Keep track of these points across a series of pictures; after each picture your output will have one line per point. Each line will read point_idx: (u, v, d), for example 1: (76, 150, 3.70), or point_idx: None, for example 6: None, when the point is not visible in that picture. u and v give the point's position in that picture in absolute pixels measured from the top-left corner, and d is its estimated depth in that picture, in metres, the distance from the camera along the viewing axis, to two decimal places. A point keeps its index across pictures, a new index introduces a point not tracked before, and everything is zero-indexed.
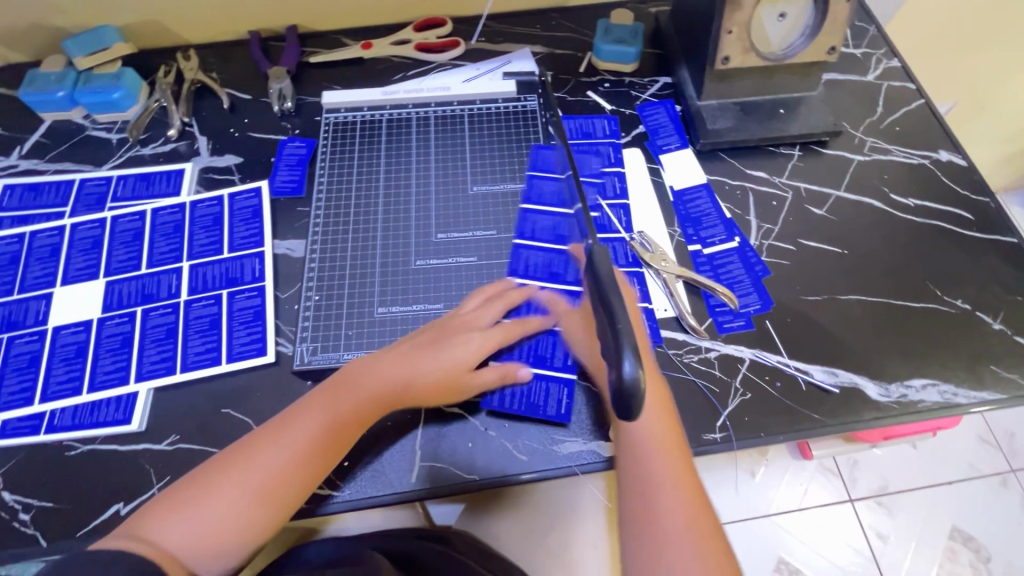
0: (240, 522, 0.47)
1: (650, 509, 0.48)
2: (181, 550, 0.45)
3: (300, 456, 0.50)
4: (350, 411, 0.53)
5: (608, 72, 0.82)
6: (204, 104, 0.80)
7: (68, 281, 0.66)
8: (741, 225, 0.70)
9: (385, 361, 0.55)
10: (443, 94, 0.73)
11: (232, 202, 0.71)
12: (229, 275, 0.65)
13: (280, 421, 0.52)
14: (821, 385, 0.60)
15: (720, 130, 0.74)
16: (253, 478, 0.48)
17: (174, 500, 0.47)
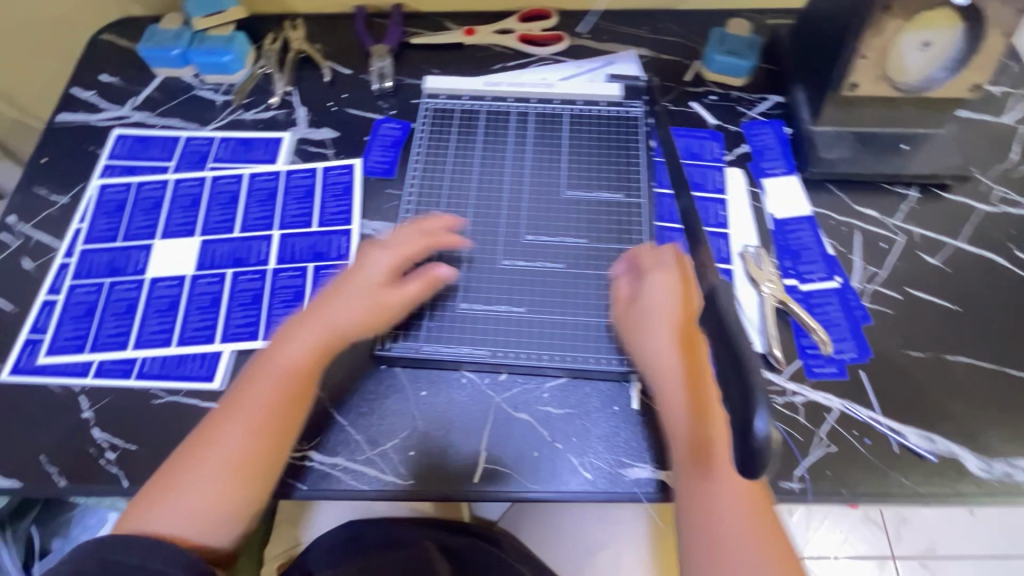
0: (221, 498, 0.50)
1: (706, 510, 0.48)
2: (173, 533, 0.49)
3: (250, 430, 0.52)
4: (275, 377, 0.54)
5: (715, 84, 0.78)
6: (306, 74, 0.81)
7: (167, 234, 0.68)
8: (844, 264, 0.66)
9: (297, 329, 0.56)
10: (545, 92, 0.71)
11: (326, 176, 0.72)
12: (316, 249, 0.66)
13: (232, 400, 0.53)
14: (915, 449, 0.56)
15: (833, 160, 0.70)
16: (226, 458, 0.51)
17: (155, 486, 0.51)
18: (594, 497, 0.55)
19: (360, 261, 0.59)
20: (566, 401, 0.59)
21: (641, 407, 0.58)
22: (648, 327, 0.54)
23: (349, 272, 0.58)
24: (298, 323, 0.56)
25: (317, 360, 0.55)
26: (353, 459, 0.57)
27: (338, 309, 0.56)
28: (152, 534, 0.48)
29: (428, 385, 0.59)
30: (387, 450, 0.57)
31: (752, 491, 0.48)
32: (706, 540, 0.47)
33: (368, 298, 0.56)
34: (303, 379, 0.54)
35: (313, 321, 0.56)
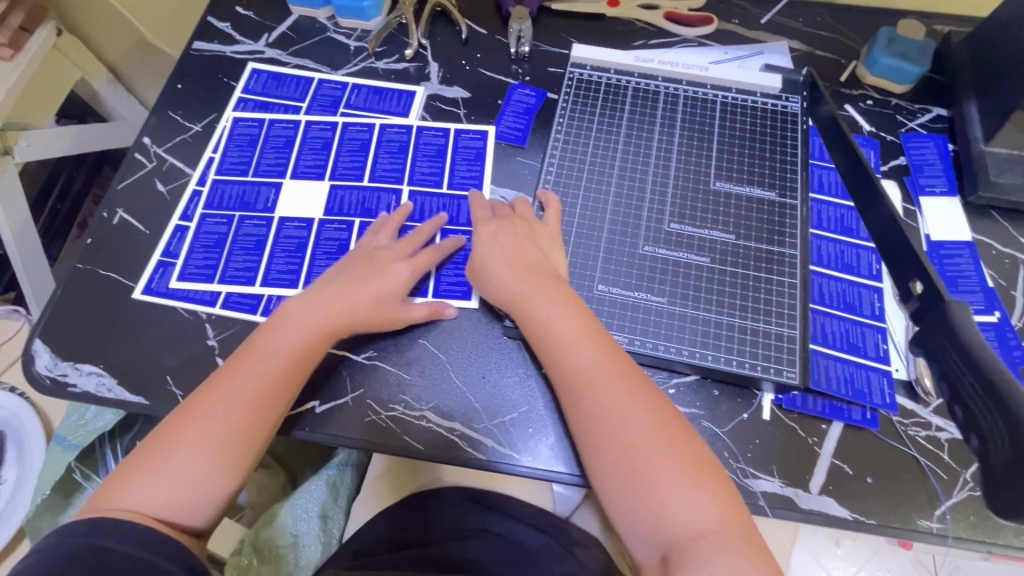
0: (209, 471, 0.48)
1: (636, 483, 0.46)
2: (150, 509, 0.45)
3: (242, 404, 0.50)
4: (276, 353, 0.52)
5: (872, 88, 0.73)
6: (440, 29, 0.79)
7: (297, 175, 0.68)
8: (1004, 299, 0.61)
9: (303, 308, 0.55)
10: (698, 75, 0.68)
11: (458, 138, 0.70)
12: (445, 211, 0.65)
13: (222, 374, 0.51)
14: None
15: (1006, 184, 0.64)
16: (203, 424, 0.49)
17: (133, 462, 0.47)
18: None
19: (381, 261, 0.58)
20: (699, 400, 0.55)
21: (774, 418, 0.55)
22: (497, 265, 0.56)
23: (375, 266, 0.58)
24: (302, 300, 0.55)
25: (322, 343, 0.54)
26: (472, 426, 0.56)
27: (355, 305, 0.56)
28: (130, 512, 0.45)
29: None
30: (506, 424, 0.56)
31: (692, 466, 0.46)
32: (639, 514, 0.45)
33: (386, 305, 0.57)
34: (300, 362, 0.53)
35: (323, 305, 0.55)
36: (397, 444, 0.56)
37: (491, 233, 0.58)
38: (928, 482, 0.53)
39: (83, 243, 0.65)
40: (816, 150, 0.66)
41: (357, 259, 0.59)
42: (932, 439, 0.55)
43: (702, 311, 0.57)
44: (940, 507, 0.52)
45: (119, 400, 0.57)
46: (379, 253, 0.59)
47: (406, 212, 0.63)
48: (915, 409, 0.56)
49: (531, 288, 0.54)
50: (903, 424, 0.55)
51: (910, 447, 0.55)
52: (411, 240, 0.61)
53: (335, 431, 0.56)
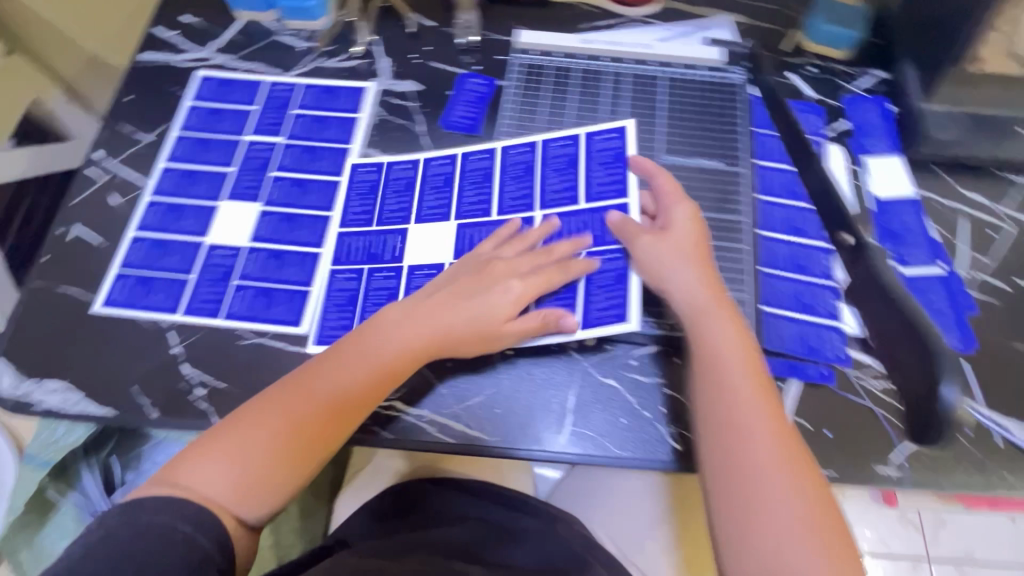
0: (274, 466, 0.49)
1: (742, 502, 0.44)
2: (208, 493, 0.47)
3: (324, 404, 0.51)
4: (368, 363, 0.53)
5: (816, 55, 0.75)
6: (388, 25, 0.79)
7: (253, 178, 0.68)
8: (949, 250, 0.63)
9: (413, 315, 0.55)
10: (643, 53, 0.69)
11: (545, 149, 0.65)
12: (535, 231, 0.60)
13: (312, 371, 0.53)
14: (1020, 444, 0.54)
15: (943, 141, 0.66)
16: (284, 415, 0.50)
17: (211, 437, 0.49)
18: (683, 466, 0.54)
19: (488, 276, 0.56)
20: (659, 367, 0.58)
21: None
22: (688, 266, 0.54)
23: (483, 280, 0.56)
24: (409, 307, 0.56)
25: (420, 358, 0.55)
26: (438, 411, 0.57)
27: (465, 321, 0.54)
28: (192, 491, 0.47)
29: (513, 343, 0.59)
30: (472, 406, 0.57)
31: (820, 529, 0.42)
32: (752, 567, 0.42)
33: (495, 325, 0.55)
34: (387, 378, 0.53)
35: (429, 318, 0.55)
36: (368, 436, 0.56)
37: (648, 246, 0.55)
38: (884, 430, 0.55)
39: (39, 260, 0.64)
40: (758, 117, 0.67)
41: (467, 270, 0.57)
42: (888, 389, 0.56)
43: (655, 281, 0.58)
44: (896, 454, 0.54)
45: (85, 413, 0.57)
46: (500, 263, 0.57)
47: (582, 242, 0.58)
48: (871, 361, 0.57)
49: (701, 318, 0.52)
50: (859, 377, 0.57)
51: (867, 398, 0.56)
52: (558, 265, 0.57)
53: None
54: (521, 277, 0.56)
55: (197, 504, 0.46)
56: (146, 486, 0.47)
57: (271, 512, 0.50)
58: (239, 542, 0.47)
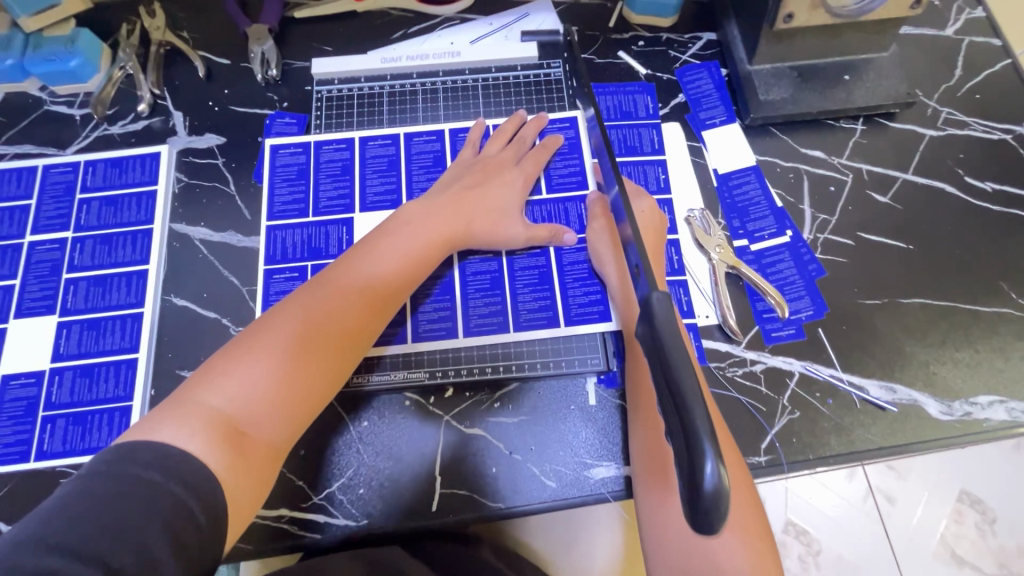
0: (296, 379, 0.44)
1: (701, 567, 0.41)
2: (230, 410, 0.41)
3: (344, 302, 0.48)
4: (406, 252, 0.53)
5: (642, 27, 0.70)
6: (176, 70, 0.69)
7: (43, 285, 0.59)
8: (794, 215, 0.62)
9: (431, 211, 0.56)
10: (453, 62, 0.66)
11: (364, 148, 0.64)
12: (311, 244, 0.60)
13: (349, 263, 0.51)
14: (877, 402, 0.55)
15: (774, 101, 0.64)
16: (316, 309, 0.47)
17: (231, 348, 0.44)
18: (560, 503, 0.53)
19: (494, 178, 0.59)
20: (523, 405, 0.55)
21: (599, 401, 0.55)
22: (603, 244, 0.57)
23: (490, 174, 0.59)
24: (430, 203, 0.56)
25: (444, 249, 0.55)
26: (301, 507, 0.53)
27: (482, 210, 0.57)
28: (215, 406, 0.41)
29: (370, 414, 0.55)
30: (335, 492, 0.53)
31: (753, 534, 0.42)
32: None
33: (505, 215, 0.58)
34: (415, 274, 0.53)
35: (448, 211, 0.56)
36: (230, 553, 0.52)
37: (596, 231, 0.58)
38: (751, 418, 0.55)
39: None
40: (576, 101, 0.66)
41: (467, 170, 0.59)
42: (749, 375, 0.56)
43: (491, 281, 0.59)
44: (765, 439, 0.54)
45: None
46: (493, 159, 0.60)
47: (544, 123, 0.63)
48: (730, 349, 0.57)
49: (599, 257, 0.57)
50: (722, 368, 0.56)
51: (731, 389, 0.56)
52: (534, 159, 0.61)
53: None
54: (518, 165, 0.61)
55: (212, 430, 0.40)
56: (150, 417, 0.40)
57: (281, 440, 0.44)
58: (234, 487, 0.39)
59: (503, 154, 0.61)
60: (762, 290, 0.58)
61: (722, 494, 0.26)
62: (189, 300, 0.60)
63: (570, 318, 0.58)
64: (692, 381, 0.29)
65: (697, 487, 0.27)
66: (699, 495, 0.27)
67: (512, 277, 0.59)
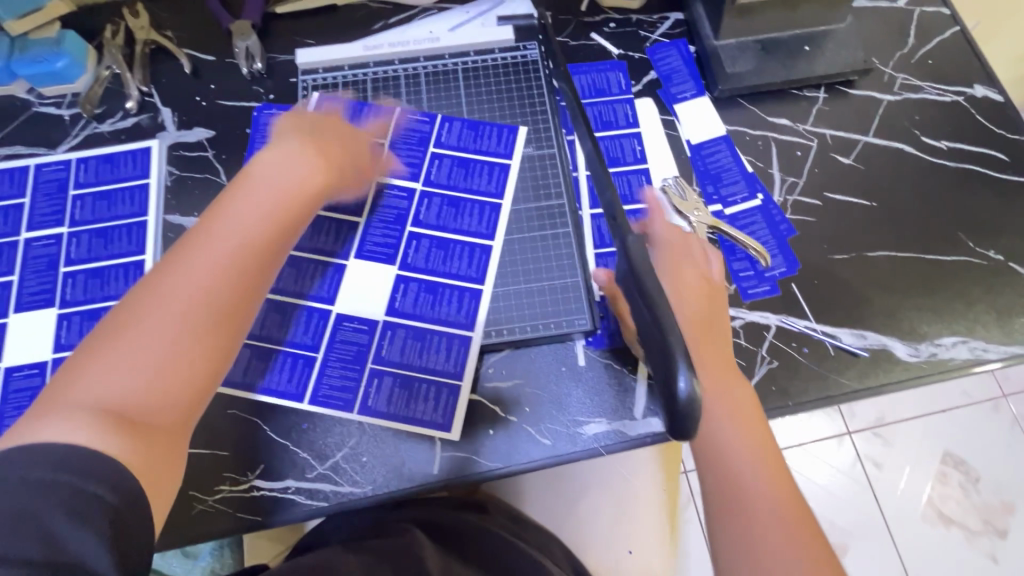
0: (184, 357, 0.40)
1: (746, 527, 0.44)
2: (110, 401, 0.37)
3: (224, 267, 0.43)
4: (266, 213, 0.48)
5: (613, 9, 0.73)
6: (162, 68, 0.71)
7: (21, 307, 0.60)
8: (764, 179, 0.65)
9: (279, 173, 0.51)
10: (433, 47, 0.69)
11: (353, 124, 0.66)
12: None
13: (200, 231, 0.45)
14: (849, 348, 0.58)
15: (740, 73, 0.67)
16: (188, 290, 0.41)
17: (92, 345, 0.39)
18: (554, 460, 0.55)
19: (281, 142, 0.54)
20: (516, 372, 0.58)
21: (588, 362, 0.58)
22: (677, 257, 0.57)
23: (318, 146, 0.56)
24: (287, 160, 0.52)
25: (304, 206, 0.51)
26: (303, 478, 0.55)
27: (309, 173, 0.53)
28: (83, 405, 0.36)
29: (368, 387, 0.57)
30: (340, 462, 0.55)
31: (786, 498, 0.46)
32: (739, 536, 0.44)
33: (338, 183, 0.55)
34: (284, 235, 0.48)
35: (298, 171, 0.52)
36: (254, 517, 0.54)
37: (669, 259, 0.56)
38: None
39: None
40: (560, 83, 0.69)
41: (299, 138, 0.55)
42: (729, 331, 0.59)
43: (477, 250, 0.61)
44: None
45: None
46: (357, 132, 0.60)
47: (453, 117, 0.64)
48: None
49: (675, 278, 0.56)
50: None
51: None
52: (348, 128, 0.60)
53: (182, 534, 0.54)
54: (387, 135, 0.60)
55: (101, 422, 0.35)
56: (21, 431, 0.34)
57: (182, 422, 0.40)
58: (146, 467, 0.36)
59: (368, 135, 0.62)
60: (743, 244, 0.60)
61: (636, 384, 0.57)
62: None
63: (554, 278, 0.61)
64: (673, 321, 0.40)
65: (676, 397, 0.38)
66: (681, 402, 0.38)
67: (460, 288, 0.60)
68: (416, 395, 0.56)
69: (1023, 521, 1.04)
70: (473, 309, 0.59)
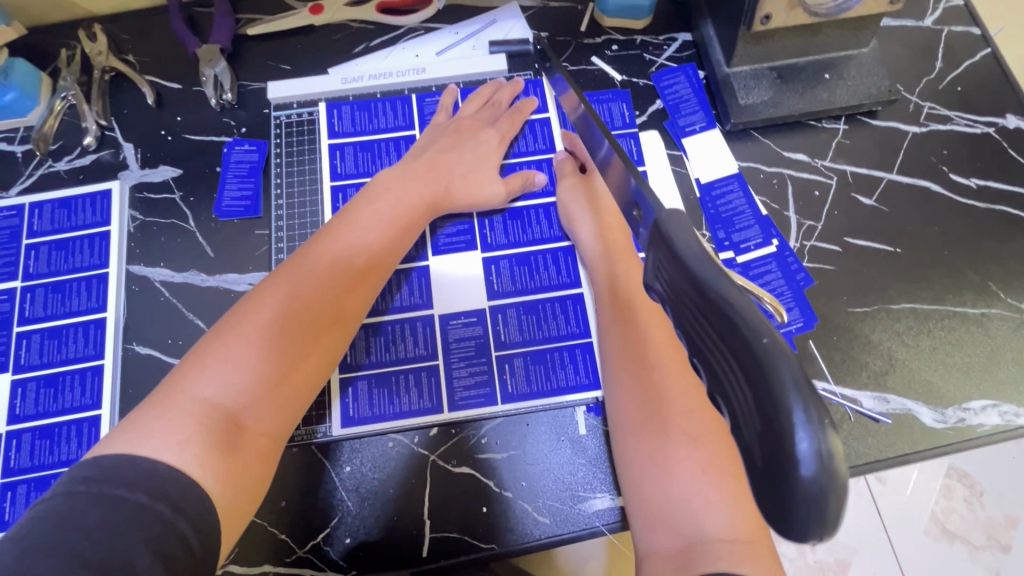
0: (295, 363, 0.43)
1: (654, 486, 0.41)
2: (221, 400, 0.39)
3: (337, 274, 0.47)
4: (387, 219, 0.51)
5: (615, 30, 0.67)
6: (124, 98, 0.65)
7: None
8: (779, 223, 0.60)
9: (411, 174, 0.55)
10: (418, 79, 0.64)
11: (334, 162, 0.62)
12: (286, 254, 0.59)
13: (328, 230, 0.49)
14: (871, 414, 0.54)
15: (754, 104, 0.62)
16: (306, 289, 0.45)
17: (221, 330, 0.42)
18: (552, 538, 0.51)
19: (461, 140, 0.59)
20: (512, 442, 0.53)
21: (589, 431, 0.54)
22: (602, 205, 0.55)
23: (464, 135, 0.59)
24: (407, 166, 0.55)
25: (424, 213, 0.54)
26: (283, 562, 0.50)
27: (461, 170, 0.57)
28: (199, 400, 0.39)
29: (350, 459, 0.53)
30: (321, 544, 0.51)
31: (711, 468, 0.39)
32: (649, 497, 0.40)
33: (480, 176, 0.58)
34: (391, 252, 0.51)
35: (426, 173, 0.55)
36: None
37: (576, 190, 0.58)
38: None
39: None
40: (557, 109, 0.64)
41: (442, 132, 0.59)
42: None
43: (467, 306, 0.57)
44: None
45: None
46: (466, 121, 0.60)
47: (519, 87, 0.64)
48: None
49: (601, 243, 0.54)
50: None
51: None
52: (510, 117, 0.61)
53: None
54: (493, 126, 0.61)
55: (207, 427, 0.38)
56: (138, 421, 0.37)
57: (280, 429, 0.43)
58: (227, 490, 0.37)
59: (443, 118, 0.62)
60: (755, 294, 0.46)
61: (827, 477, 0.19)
62: (154, 348, 0.57)
63: (553, 320, 0.56)
64: (772, 341, 0.20)
65: (784, 474, 0.19)
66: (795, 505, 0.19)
67: (550, 252, 0.59)
68: (552, 367, 0.55)
69: None
70: (572, 266, 0.58)
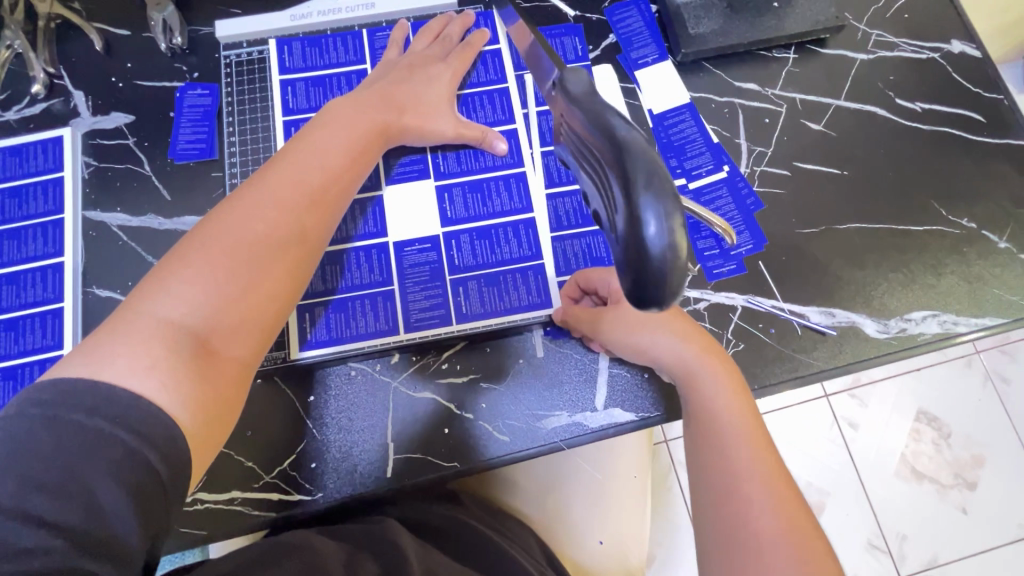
0: (261, 286, 0.43)
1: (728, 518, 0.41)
2: (185, 321, 0.39)
3: (298, 199, 0.46)
4: (344, 146, 0.51)
5: None
6: (71, 45, 0.64)
7: None
8: (730, 150, 0.61)
9: (366, 103, 0.54)
10: (368, 14, 0.64)
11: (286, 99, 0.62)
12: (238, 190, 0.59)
13: (285, 156, 0.48)
14: (817, 327, 0.56)
15: (704, 34, 0.62)
16: (268, 213, 0.44)
17: (180, 253, 0.41)
18: (514, 455, 0.53)
19: (414, 73, 0.58)
20: (471, 365, 0.55)
21: (546, 352, 0.55)
22: None
23: (416, 68, 0.58)
24: (360, 96, 0.54)
25: (380, 141, 0.54)
26: (252, 487, 0.52)
27: (414, 101, 0.57)
28: (162, 321, 0.38)
29: (314, 388, 0.54)
30: (288, 469, 0.52)
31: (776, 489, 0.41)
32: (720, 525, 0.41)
33: (433, 109, 0.58)
34: (349, 179, 0.51)
35: (380, 102, 0.54)
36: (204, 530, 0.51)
37: None
38: None
39: None
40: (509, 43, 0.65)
41: (393, 66, 0.59)
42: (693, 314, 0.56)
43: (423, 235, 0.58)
44: None
45: None
46: (418, 56, 0.59)
47: (469, 21, 0.64)
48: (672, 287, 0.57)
49: None
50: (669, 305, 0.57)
51: None
52: (462, 51, 0.61)
53: None
54: (444, 60, 0.61)
55: (173, 347, 0.37)
56: (95, 344, 0.36)
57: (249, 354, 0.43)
58: (199, 412, 0.37)
59: (393, 53, 0.61)
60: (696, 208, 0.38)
61: (671, 248, 0.26)
62: (114, 291, 0.57)
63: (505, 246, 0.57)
64: (640, 152, 0.27)
65: (642, 253, 0.27)
66: (642, 266, 0.27)
67: (503, 179, 0.60)
68: (506, 289, 0.56)
69: (991, 472, 1.06)
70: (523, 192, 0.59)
